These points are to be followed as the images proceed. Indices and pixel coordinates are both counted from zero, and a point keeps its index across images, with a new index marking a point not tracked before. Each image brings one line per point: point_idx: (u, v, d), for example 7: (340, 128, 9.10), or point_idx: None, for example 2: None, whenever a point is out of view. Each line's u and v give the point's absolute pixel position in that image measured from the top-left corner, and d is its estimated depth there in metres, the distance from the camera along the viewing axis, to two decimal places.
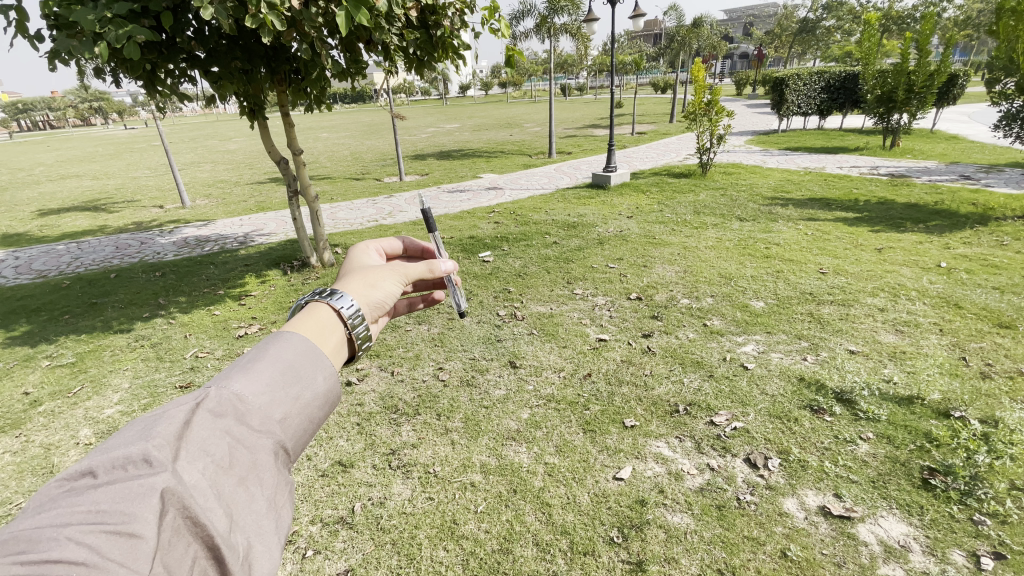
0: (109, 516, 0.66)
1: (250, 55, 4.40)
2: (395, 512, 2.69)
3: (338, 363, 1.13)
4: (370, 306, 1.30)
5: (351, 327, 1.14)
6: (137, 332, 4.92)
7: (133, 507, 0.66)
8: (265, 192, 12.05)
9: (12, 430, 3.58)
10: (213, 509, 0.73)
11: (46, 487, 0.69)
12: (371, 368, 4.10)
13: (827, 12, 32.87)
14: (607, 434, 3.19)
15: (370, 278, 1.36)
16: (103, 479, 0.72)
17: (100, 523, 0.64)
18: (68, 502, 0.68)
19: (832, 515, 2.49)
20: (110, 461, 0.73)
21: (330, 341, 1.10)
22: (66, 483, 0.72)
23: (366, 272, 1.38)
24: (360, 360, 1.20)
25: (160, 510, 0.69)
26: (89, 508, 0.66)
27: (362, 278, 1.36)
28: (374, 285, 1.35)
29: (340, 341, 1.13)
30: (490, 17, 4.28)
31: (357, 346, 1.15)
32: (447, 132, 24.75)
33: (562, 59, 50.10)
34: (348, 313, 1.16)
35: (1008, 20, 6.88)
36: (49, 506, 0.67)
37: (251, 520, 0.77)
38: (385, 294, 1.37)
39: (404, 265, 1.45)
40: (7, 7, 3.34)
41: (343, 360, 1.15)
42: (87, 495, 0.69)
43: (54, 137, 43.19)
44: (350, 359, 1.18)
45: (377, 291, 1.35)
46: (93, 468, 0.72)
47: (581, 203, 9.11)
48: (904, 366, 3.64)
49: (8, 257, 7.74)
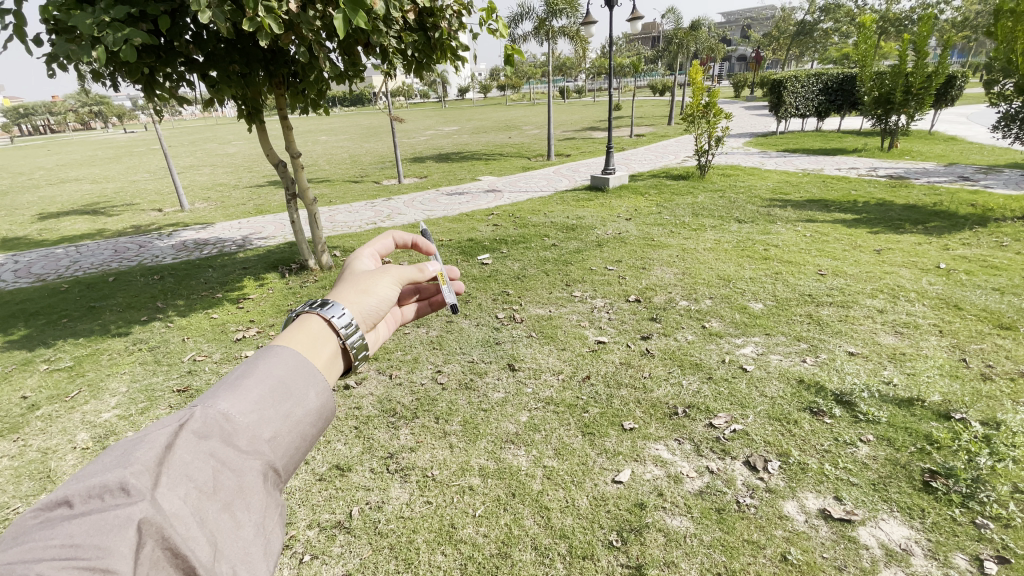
0: (82, 550, 0.62)
1: (249, 58, 4.40)
2: (393, 516, 2.67)
3: (331, 375, 1.12)
4: (365, 313, 1.31)
5: (344, 337, 1.13)
6: (135, 336, 4.91)
7: (109, 540, 0.63)
8: (264, 195, 12.05)
9: (9, 434, 3.56)
10: (196, 538, 0.70)
11: (15, 520, 0.65)
12: (369, 371, 4.08)
13: (825, 15, 32.96)
14: (605, 436, 3.18)
15: (363, 285, 1.36)
16: (79, 509, 0.68)
17: (73, 558, 0.61)
18: (38, 536, 0.64)
19: (833, 518, 2.47)
20: (86, 490, 0.69)
21: (323, 353, 1.09)
22: (38, 514, 0.68)
23: (359, 277, 1.39)
24: (355, 369, 1.20)
25: (138, 542, 0.65)
26: (62, 542, 0.63)
27: (355, 284, 1.35)
28: (367, 291, 1.35)
29: (333, 353, 1.13)
30: (488, 17, 4.29)
31: (352, 356, 1.15)
32: (446, 135, 24.77)
33: (561, 62, 50.22)
34: (341, 322, 1.16)
35: (1007, 21, 6.90)
36: (17, 541, 0.63)
37: (238, 547, 0.74)
38: (378, 299, 1.38)
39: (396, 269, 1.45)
40: (5, 11, 3.33)
41: (337, 371, 1.14)
42: (60, 527, 0.65)
43: (53, 141, 43.20)
44: (345, 369, 1.18)
45: (370, 297, 1.35)
46: (67, 497, 0.69)
47: (580, 205, 9.11)
48: (904, 368, 3.63)
49: (7, 261, 7.73)
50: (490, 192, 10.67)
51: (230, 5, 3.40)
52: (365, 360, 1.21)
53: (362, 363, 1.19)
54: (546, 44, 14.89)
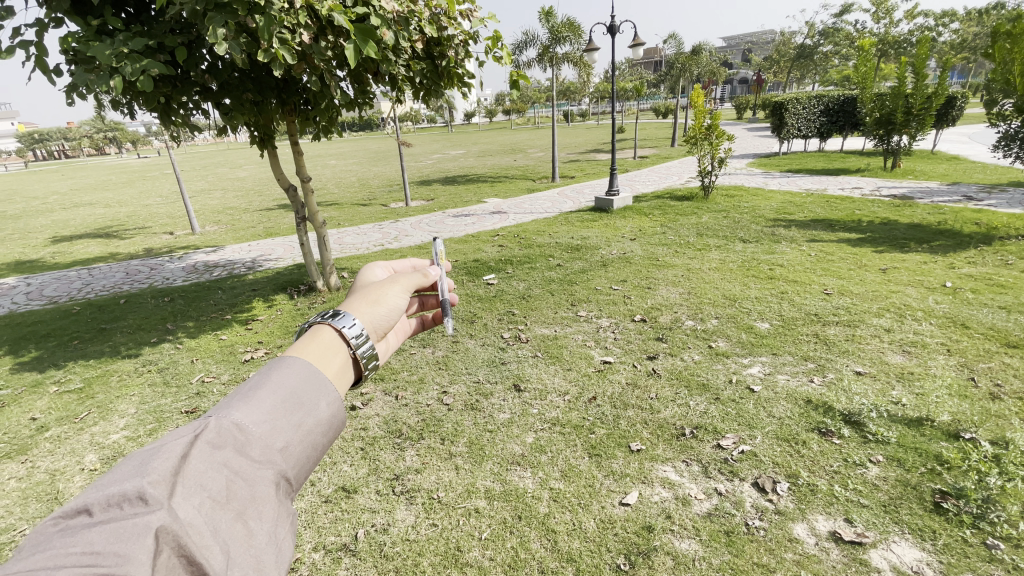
0: (102, 558, 0.65)
1: (262, 87, 4.57)
2: (399, 539, 2.66)
3: (342, 384, 1.15)
4: (375, 323, 1.34)
5: (354, 347, 1.16)
6: (145, 357, 4.97)
7: (128, 546, 0.66)
8: (273, 218, 12.26)
9: (18, 455, 3.60)
10: (209, 548, 0.73)
11: (41, 526, 0.69)
12: (376, 392, 4.10)
13: (824, 38, 33.51)
14: (612, 458, 3.16)
15: (374, 295, 1.40)
16: (99, 517, 0.72)
17: (94, 565, 0.64)
18: (62, 542, 0.68)
19: (843, 541, 2.44)
20: (106, 499, 0.73)
21: (333, 363, 1.13)
22: (60, 523, 0.72)
23: (369, 288, 1.44)
24: (365, 379, 1.23)
25: (155, 549, 0.68)
26: (84, 548, 0.66)
27: (366, 294, 1.40)
28: (377, 301, 1.39)
29: (344, 363, 1.16)
30: (493, 46, 4.45)
31: (362, 366, 1.18)
32: (452, 158, 25.20)
33: (564, 87, 51.24)
34: (352, 333, 1.19)
35: (1004, 43, 7.07)
36: (44, 546, 0.67)
37: (252, 554, 0.77)
38: (389, 308, 1.41)
39: (405, 276, 1.50)
40: (29, 44, 3.50)
41: (347, 381, 1.17)
42: (81, 534, 0.69)
43: (68, 166, 44.32)
44: (356, 378, 1.21)
45: (381, 306, 1.39)
46: (88, 506, 0.73)
47: (585, 225, 9.20)
48: (913, 388, 3.60)
49: (20, 284, 7.87)
50: (496, 213, 10.80)
51: (245, 36, 3.55)
52: (375, 370, 1.24)
53: (373, 372, 1.22)
54: (550, 70, 15.25)
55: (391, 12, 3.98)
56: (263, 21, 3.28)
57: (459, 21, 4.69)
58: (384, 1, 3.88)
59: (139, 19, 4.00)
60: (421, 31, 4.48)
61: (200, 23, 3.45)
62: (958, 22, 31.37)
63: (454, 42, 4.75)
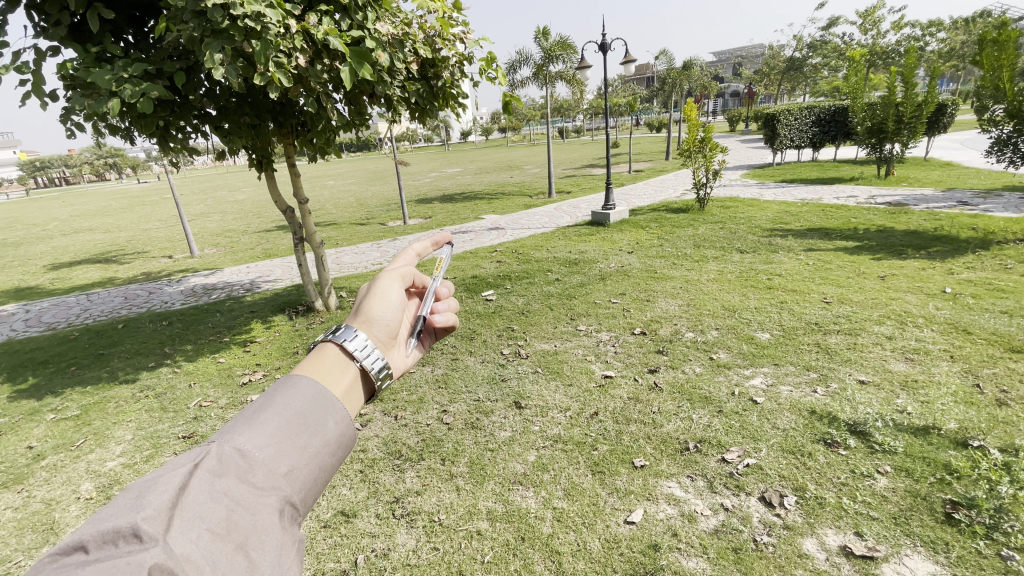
0: None
1: (259, 111, 4.62)
2: (399, 564, 2.59)
3: (353, 400, 1.15)
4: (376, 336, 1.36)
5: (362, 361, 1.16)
6: (142, 382, 4.92)
7: None
8: (273, 239, 12.31)
9: (13, 485, 3.54)
10: None
11: (34, 565, 0.65)
12: (375, 413, 4.07)
13: (812, 51, 34.02)
14: (616, 475, 3.10)
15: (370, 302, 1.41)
16: (94, 555, 0.68)
17: None
18: None
19: (855, 555, 2.37)
20: (101, 535, 0.70)
21: (342, 381, 1.12)
22: (56, 560, 0.68)
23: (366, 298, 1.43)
24: (378, 393, 1.23)
25: None
26: None
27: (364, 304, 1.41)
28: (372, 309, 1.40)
29: (353, 379, 1.16)
30: (487, 67, 4.51)
31: (374, 378, 1.18)
32: (450, 176, 25.50)
33: (558, 107, 52.03)
34: (356, 347, 1.19)
35: (991, 51, 7.18)
36: None
37: None
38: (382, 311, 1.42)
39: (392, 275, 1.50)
40: (26, 72, 3.53)
41: (358, 397, 1.17)
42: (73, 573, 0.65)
43: (66, 192, 44.71)
44: (368, 393, 1.20)
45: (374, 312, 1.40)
46: (83, 543, 0.69)
47: (583, 239, 9.25)
48: (918, 396, 3.56)
49: (19, 311, 7.83)
50: (493, 229, 10.82)
51: (242, 61, 3.56)
52: (387, 381, 1.23)
53: (384, 384, 1.22)
54: (544, 88, 15.43)
55: (386, 35, 4.06)
56: (260, 45, 3.30)
57: (454, 43, 4.76)
58: (379, 25, 3.96)
59: (138, 46, 4.08)
60: (416, 53, 4.57)
61: (197, 50, 3.47)
62: (944, 32, 31.79)
63: (448, 63, 4.83)
